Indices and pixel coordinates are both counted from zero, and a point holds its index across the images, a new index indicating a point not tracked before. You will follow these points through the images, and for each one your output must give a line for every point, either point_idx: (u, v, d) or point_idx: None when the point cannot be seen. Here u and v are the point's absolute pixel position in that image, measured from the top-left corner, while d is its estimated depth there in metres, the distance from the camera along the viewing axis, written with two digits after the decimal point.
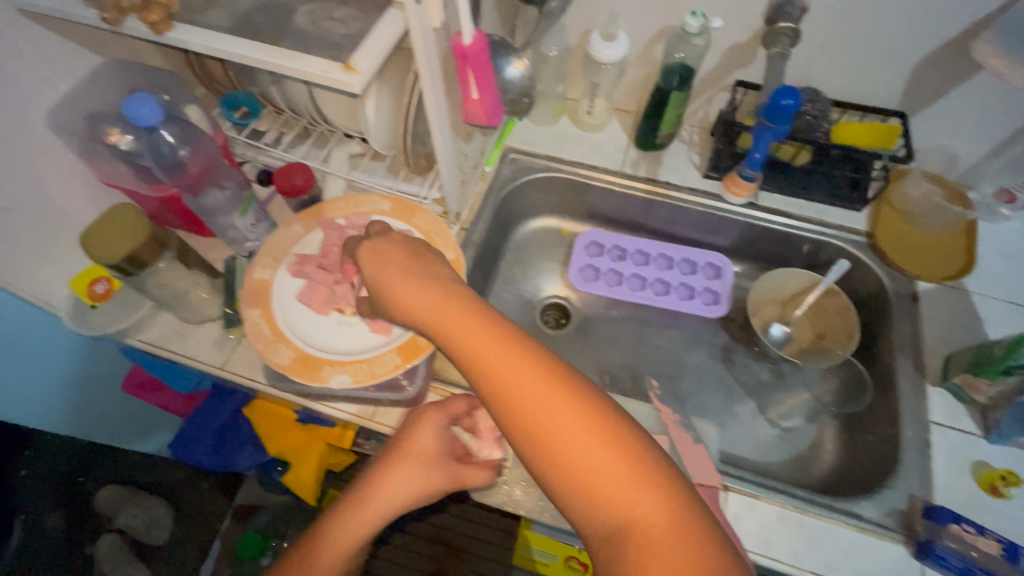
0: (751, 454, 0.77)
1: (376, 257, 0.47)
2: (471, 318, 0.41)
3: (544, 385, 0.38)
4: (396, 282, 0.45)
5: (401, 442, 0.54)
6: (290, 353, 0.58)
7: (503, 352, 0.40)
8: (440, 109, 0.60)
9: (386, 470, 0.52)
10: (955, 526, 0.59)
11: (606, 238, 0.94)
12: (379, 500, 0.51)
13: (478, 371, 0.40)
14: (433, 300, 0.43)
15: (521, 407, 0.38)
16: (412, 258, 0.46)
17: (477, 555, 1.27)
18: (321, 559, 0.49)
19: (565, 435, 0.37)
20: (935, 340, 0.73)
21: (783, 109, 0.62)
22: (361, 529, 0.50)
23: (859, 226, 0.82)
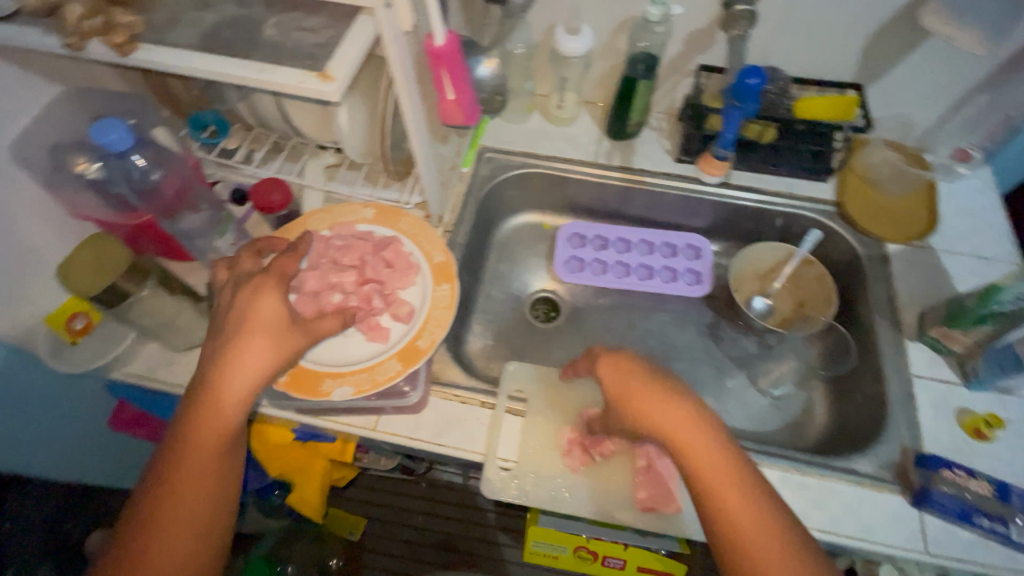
0: (748, 425, 0.80)
1: (632, 383, 0.56)
2: (703, 439, 0.52)
3: (744, 494, 0.50)
4: (648, 406, 0.54)
5: (246, 311, 0.51)
6: (288, 370, 0.57)
7: (726, 480, 0.51)
8: (417, 112, 0.60)
9: (233, 351, 0.49)
10: (947, 471, 0.62)
11: (587, 229, 0.95)
12: (233, 386, 0.49)
13: (705, 492, 0.51)
14: (676, 425, 0.53)
15: (729, 509, 0.50)
16: (653, 384, 0.55)
17: (485, 557, 1.27)
18: (197, 462, 0.49)
19: (762, 553, 0.48)
20: (908, 298, 0.77)
21: (749, 88, 0.65)
22: (226, 420, 0.49)
23: (826, 197, 0.86)
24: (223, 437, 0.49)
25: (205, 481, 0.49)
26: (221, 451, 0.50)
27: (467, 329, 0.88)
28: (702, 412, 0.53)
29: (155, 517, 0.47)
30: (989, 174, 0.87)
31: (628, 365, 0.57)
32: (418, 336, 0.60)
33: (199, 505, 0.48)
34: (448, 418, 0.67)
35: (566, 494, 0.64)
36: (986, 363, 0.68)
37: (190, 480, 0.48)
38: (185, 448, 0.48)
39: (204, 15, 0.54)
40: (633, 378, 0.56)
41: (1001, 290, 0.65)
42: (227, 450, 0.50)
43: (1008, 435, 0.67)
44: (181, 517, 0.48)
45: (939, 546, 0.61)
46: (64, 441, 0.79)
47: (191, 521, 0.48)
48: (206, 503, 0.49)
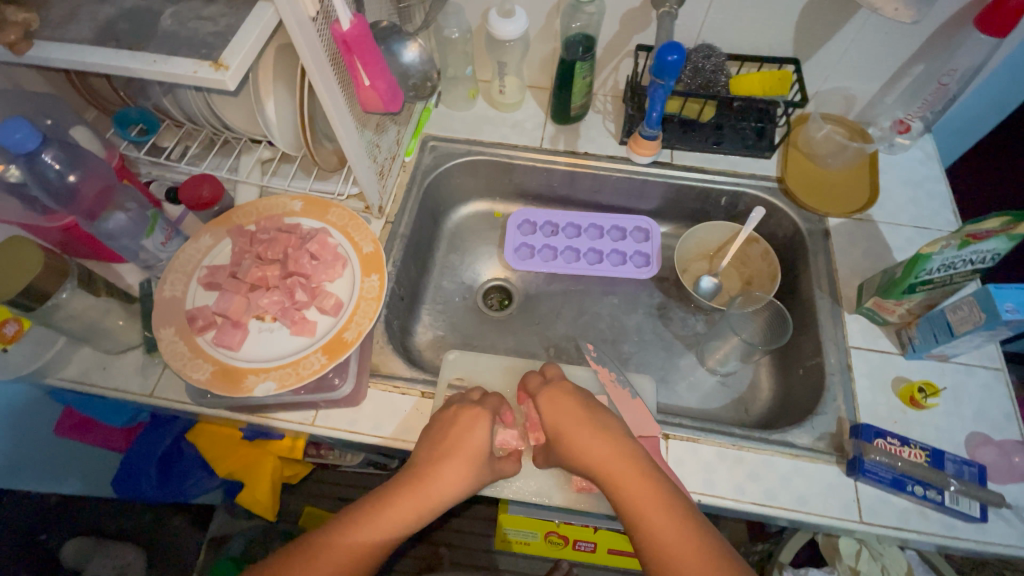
0: (696, 403, 0.80)
1: (565, 412, 0.57)
2: (632, 467, 0.52)
3: (673, 522, 0.49)
4: (576, 436, 0.55)
5: (475, 429, 0.58)
6: (210, 367, 0.56)
7: (634, 482, 0.51)
8: (334, 100, 0.59)
9: (464, 450, 0.56)
10: (880, 440, 0.63)
11: (537, 215, 0.95)
12: (414, 495, 0.54)
13: (619, 498, 0.51)
14: (599, 449, 0.54)
15: (659, 539, 0.48)
16: (584, 413, 0.57)
17: (458, 547, 1.27)
18: (347, 545, 0.51)
19: (672, 556, 0.47)
20: (847, 271, 0.77)
21: (670, 65, 0.63)
22: (397, 521, 0.53)
23: (770, 173, 0.86)
24: (384, 533, 0.52)
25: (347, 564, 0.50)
26: (369, 547, 0.51)
27: (417, 320, 0.88)
28: (631, 446, 0.54)
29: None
30: (931, 144, 0.88)
31: (562, 397, 0.59)
32: (344, 328, 0.59)
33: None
34: (386, 409, 0.66)
35: (506, 479, 0.64)
36: (922, 331, 0.68)
37: (335, 557, 0.50)
38: (347, 530, 0.52)
39: (101, 8, 0.52)
40: (566, 408, 0.58)
41: (926, 260, 0.63)
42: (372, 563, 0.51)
43: (944, 403, 0.68)
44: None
45: (874, 515, 0.62)
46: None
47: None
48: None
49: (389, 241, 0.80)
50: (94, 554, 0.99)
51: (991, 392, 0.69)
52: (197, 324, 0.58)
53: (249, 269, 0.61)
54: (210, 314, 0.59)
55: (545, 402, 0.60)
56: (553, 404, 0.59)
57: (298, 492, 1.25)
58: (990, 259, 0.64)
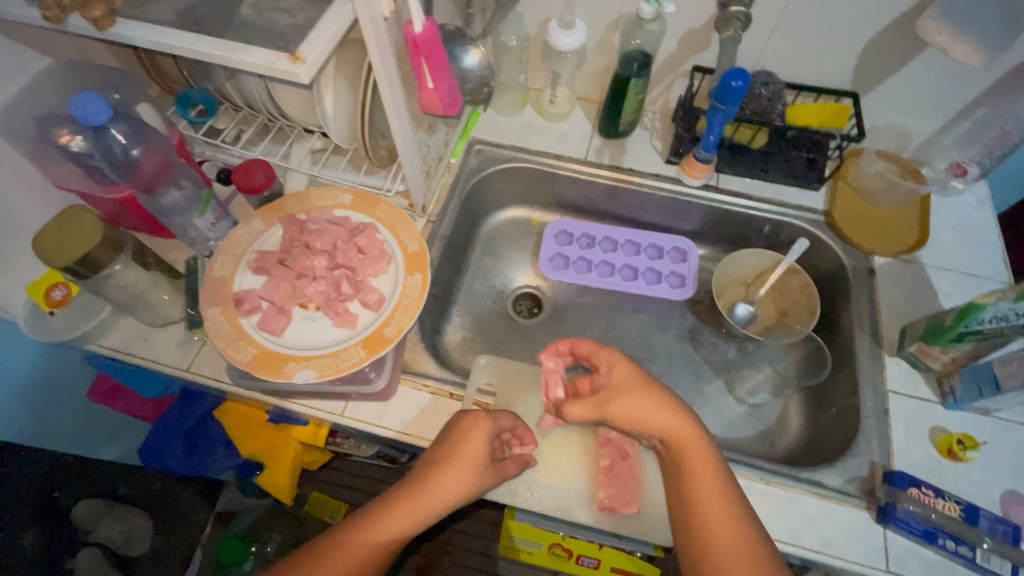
0: (722, 432, 0.79)
1: (635, 381, 0.56)
2: (700, 449, 0.53)
3: (727, 511, 0.50)
4: (636, 404, 0.55)
5: (475, 435, 0.55)
6: (253, 351, 0.57)
7: (697, 463, 0.52)
8: (396, 98, 0.60)
9: (462, 458, 0.54)
10: (914, 489, 0.62)
11: (574, 227, 0.95)
12: (411, 504, 0.52)
13: (681, 475, 0.53)
14: (661, 419, 0.54)
15: (710, 526, 0.50)
16: (644, 382, 0.56)
17: (462, 548, 1.27)
18: (346, 557, 0.49)
19: (722, 542, 0.49)
20: (890, 312, 0.76)
21: (733, 91, 0.62)
22: (395, 530, 0.51)
23: (817, 205, 0.84)
24: (382, 543, 0.51)
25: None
26: (367, 558, 0.50)
27: (447, 320, 0.88)
28: (701, 426, 0.55)
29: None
30: (985, 190, 0.86)
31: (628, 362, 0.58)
32: (385, 324, 0.60)
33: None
34: (415, 407, 0.66)
35: (528, 490, 0.63)
36: (964, 383, 0.66)
37: (334, 568, 0.48)
38: (347, 541, 0.50)
39: None
40: (626, 375, 0.57)
41: (980, 308, 0.64)
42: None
43: (982, 458, 0.66)
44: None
45: (901, 566, 0.60)
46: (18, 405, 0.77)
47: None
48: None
49: (429, 240, 0.81)
50: (105, 517, 0.95)
51: None
52: (243, 307, 0.59)
53: (297, 257, 0.62)
54: (256, 298, 0.60)
55: (608, 364, 0.58)
56: (618, 371, 0.58)
57: (307, 476, 1.26)
58: None
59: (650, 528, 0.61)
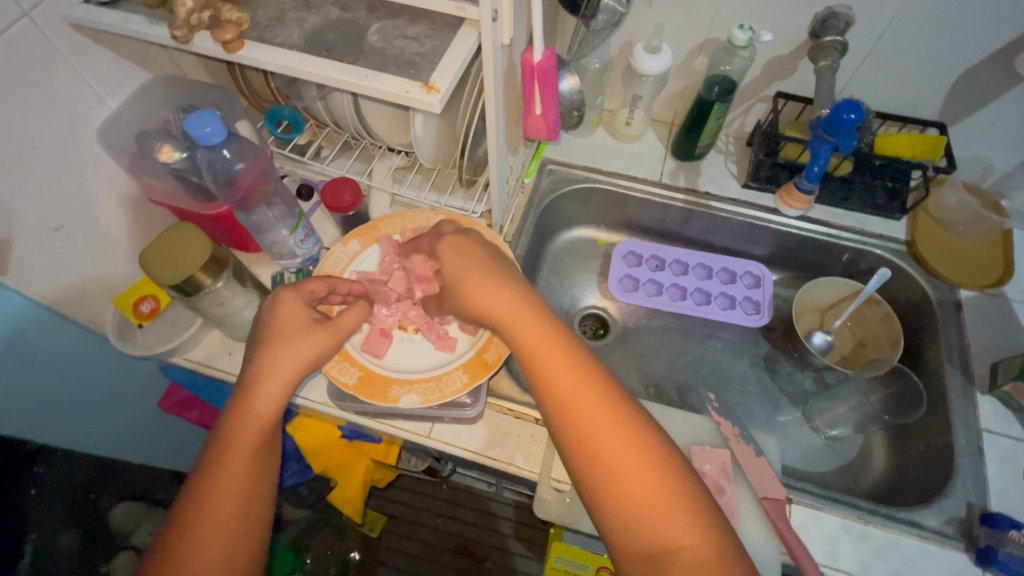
0: (801, 464, 0.78)
1: (470, 264, 0.55)
2: (561, 356, 0.49)
3: (608, 417, 0.47)
4: (472, 289, 0.53)
5: (281, 318, 0.53)
6: (357, 373, 0.58)
7: (557, 361, 0.49)
8: (503, 121, 0.60)
9: (286, 340, 0.52)
10: (1015, 532, 0.59)
11: (643, 248, 0.94)
12: (261, 398, 0.50)
13: (535, 373, 0.49)
14: (497, 302, 0.52)
15: (581, 424, 0.46)
16: (485, 266, 0.55)
17: (502, 566, 1.29)
18: (229, 478, 0.47)
19: (601, 441, 0.46)
20: (981, 348, 0.74)
21: (845, 123, 0.65)
22: (256, 432, 0.49)
23: (898, 235, 0.83)
24: (250, 451, 0.48)
25: (243, 480, 0.48)
26: (246, 468, 0.48)
27: None
28: (532, 304, 0.52)
29: (188, 538, 0.45)
30: None
31: (469, 247, 0.56)
32: (484, 348, 0.60)
33: (239, 507, 0.47)
34: (503, 431, 0.65)
35: None
36: None
37: (230, 479, 0.47)
38: (217, 466, 0.47)
39: (307, 16, 0.54)
40: (468, 257, 0.55)
41: None
42: (254, 473, 0.48)
43: None
44: (212, 525, 0.46)
45: None
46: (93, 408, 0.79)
47: (222, 536, 0.46)
48: (241, 518, 0.47)
49: None
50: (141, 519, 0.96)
51: None
52: None
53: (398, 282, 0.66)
54: None
55: (459, 267, 0.55)
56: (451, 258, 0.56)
57: None
58: None
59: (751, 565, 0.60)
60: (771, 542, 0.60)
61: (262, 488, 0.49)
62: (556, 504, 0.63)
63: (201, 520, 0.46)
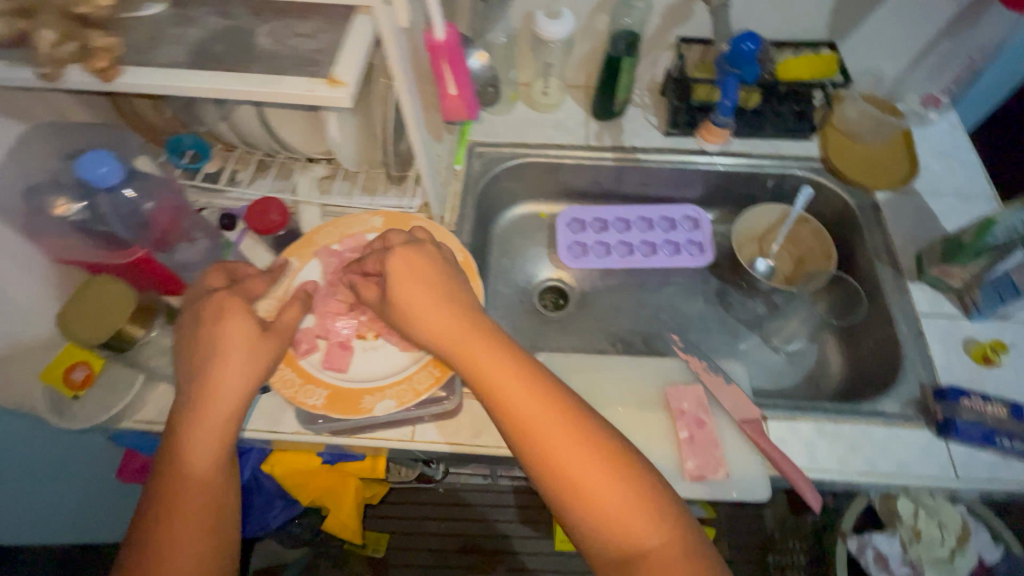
0: (768, 383, 0.83)
1: (421, 289, 0.53)
2: (515, 371, 0.49)
3: (568, 428, 0.46)
4: (425, 315, 0.52)
5: (215, 330, 0.51)
6: (324, 393, 0.57)
7: (510, 376, 0.49)
8: (417, 108, 0.59)
9: (213, 367, 0.50)
10: (965, 400, 0.65)
11: (584, 213, 0.96)
12: (214, 421, 0.49)
13: (490, 390, 0.49)
14: (448, 328, 0.51)
15: (543, 437, 0.46)
16: (437, 287, 0.53)
17: (516, 553, 1.30)
18: (178, 504, 0.46)
19: (564, 454, 0.45)
20: (903, 241, 0.80)
21: (744, 53, 0.71)
22: (212, 457, 0.48)
23: (813, 153, 0.89)
24: (206, 478, 0.48)
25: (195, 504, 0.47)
26: (201, 498, 0.47)
27: None
28: (484, 325, 0.52)
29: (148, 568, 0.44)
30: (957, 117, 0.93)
31: (421, 266, 0.54)
32: None
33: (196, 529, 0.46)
34: (485, 417, 0.64)
35: None
36: (984, 294, 0.71)
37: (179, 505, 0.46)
38: (161, 504, 0.46)
39: (188, 30, 0.50)
40: (414, 275, 0.53)
41: (994, 224, 0.68)
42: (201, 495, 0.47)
43: (1014, 359, 0.71)
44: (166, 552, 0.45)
45: (967, 471, 0.65)
46: (42, 499, 0.73)
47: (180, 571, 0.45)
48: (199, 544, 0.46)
49: None
50: None
51: None
52: (302, 347, 0.58)
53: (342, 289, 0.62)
54: (314, 337, 0.59)
55: (408, 293, 0.52)
56: (400, 277, 0.53)
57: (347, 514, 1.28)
58: None
59: (744, 486, 0.62)
60: (752, 456, 0.64)
61: (223, 517, 0.48)
62: None
63: (156, 558, 0.44)
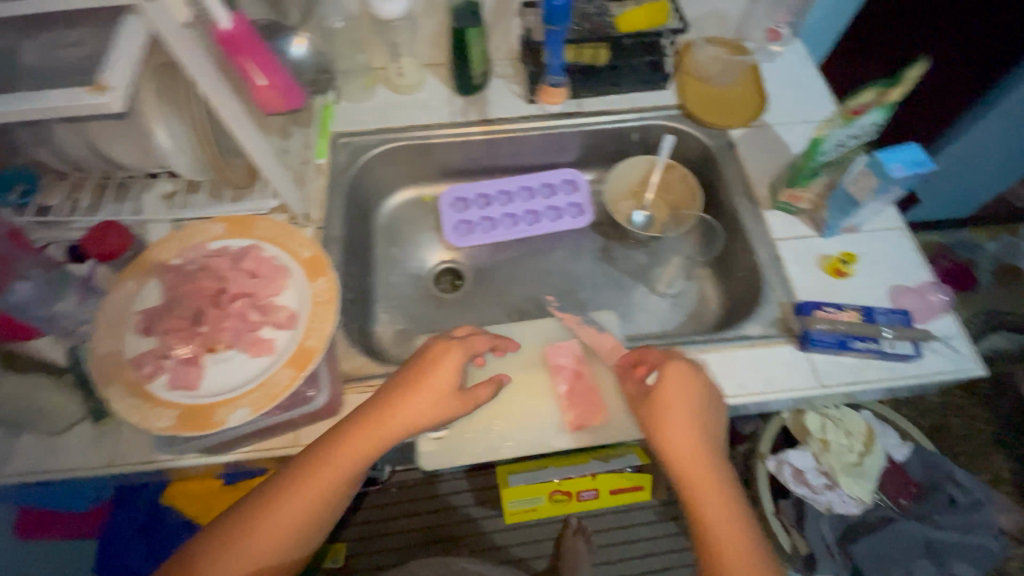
0: (655, 327, 0.86)
1: (687, 391, 0.54)
2: (713, 475, 0.50)
3: (728, 512, 0.49)
4: (670, 417, 0.53)
5: (410, 385, 0.54)
6: (174, 413, 0.53)
7: (709, 475, 0.50)
8: (228, 106, 0.56)
9: (399, 403, 0.53)
10: (819, 311, 0.70)
11: (467, 191, 0.96)
12: (345, 458, 0.52)
13: (686, 482, 0.51)
14: (688, 447, 0.52)
15: (710, 524, 0.49)
16: (699, 408, 0.54)
17: (474, 536, 1.30)
18: (287, 512, 0.50)
19: (719, 537, 0.49)
20: (757, 173, 0.84)
21: (557, 8, 0.74)
22: (327, 491, 0.52)
23: (670, 102, 0.92)
24: (315, 504, 0.51)
25: (306, 508, 0.51)
26: (306, 519, 0.51)
27: (373, 320, 0.85)
28: (715, 420, 0.54)
29: (229, 547, 0.49)
30: (801, 47, 0.97)
31: (688, 384, 0.54)
32: (304, 337, 0.56)
33: (294, 532, 0.51)
34: None
35: (507, 441, 0.65)
36: (832, 207, 0.75)
37: (293, 508, 0.51)
38: (276, 498, 0.51)
39: None
40: (677, 392, 0.53)
41: (819, 143, 0.70)
42: (318, 507, 0.52)
43: (864, 267, 0.76)
44: (256, 543, 0.49)
45: (828, 377, 0.68)
46: None
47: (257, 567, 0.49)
48: (287, 547, 0.50)
49: (325, 245, 0.77)
50: None
51: (901, 249, 0.78)
52: (145, 370, 0.54)
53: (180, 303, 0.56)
54: (159, 358, 0.55)
55: (664, 393, 0.54)
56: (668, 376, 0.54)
57: None
58: (873, 132, 0.71)
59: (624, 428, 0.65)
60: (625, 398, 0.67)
61: (320, 526, 0.52)
62: (439, 449, 0.65)
63: (246, 531, 0.50)
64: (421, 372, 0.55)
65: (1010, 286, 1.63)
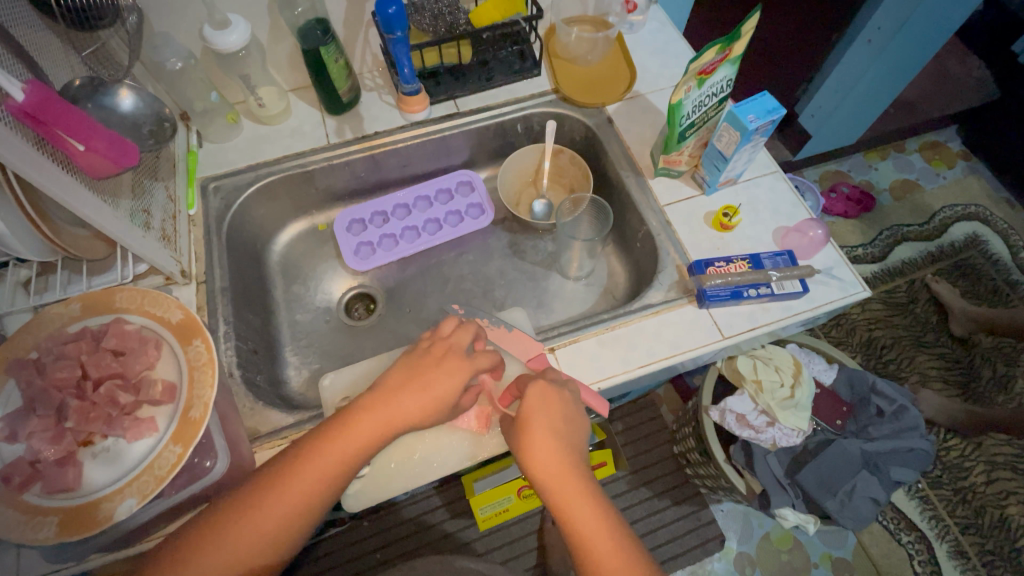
0: (572, 311, 0.87)
1: (549, 410, 0.57)
2: (577, 486, 0.54)
3: (597, 515, 0.53)
4: (538, 429, 0.56)
5: (396, 403, 0.55)
6: (56, 520, 0.47)
7: (573, 486, 0.54)
8: (53, 180, 0.51)
9: (379, 411, 0.54)
10: (711, 268, 0.72)
11: (362, 212, 0.93)
12: (304, 476, 0.51)
13: (553, 491, 0.54)
14: (553, 458, 0.55)
15: (581, 529, 0.52)
16: (565, 421, 0.57)
17: (462, 545, 1.23)
18: (253, 526, 0.49)
19: (591, 538, 0.52)
20: (637, 144, 0.86)
21: (394, 16, 0.72)
22: (331, 471, 0.52)
23: (546, 88, 0.92)
24: (328, 477, 0.52)
25: (267, 524, 0.50)
26: (316, 491, 0.52)
27: (284, 366, 0.81)
28: (575, 433, 0.58)
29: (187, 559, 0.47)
30: (659, 13, 0.99)
31: (556, 399, 0.58)
32: (187, 408, 0.52)
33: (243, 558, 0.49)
34: None
35: (434, 461, 0.64)
36: (707, 167, 0.78)
37: (259, 521, 0.50)
38: (239, 516, 0.50)
39: None
40: (553, 408, 0.57)
41: (681, 107, 0.70)
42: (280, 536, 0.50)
43: (746, 217, 0.79)
44: (209, 561, 0.48)
45: (731, 328, 0.71)
46: None
47: None
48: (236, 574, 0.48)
49: (211, 299, 0.72)
50: None
51: (778, 192, 0.81)
52: (11, 481, 0.47)
53: (37, 402, 0.50)
54: (28, 465, 0.48)
55: (533, 410, 0.57)
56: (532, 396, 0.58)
57: None
58: (725, 86, 0.74)
59: None
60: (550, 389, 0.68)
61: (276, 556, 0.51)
62: (366, 485, 0.63)
63: (202, 537, 0.48)
64: (417, 390, 0.56)
65: (909, 198, 1.73)
